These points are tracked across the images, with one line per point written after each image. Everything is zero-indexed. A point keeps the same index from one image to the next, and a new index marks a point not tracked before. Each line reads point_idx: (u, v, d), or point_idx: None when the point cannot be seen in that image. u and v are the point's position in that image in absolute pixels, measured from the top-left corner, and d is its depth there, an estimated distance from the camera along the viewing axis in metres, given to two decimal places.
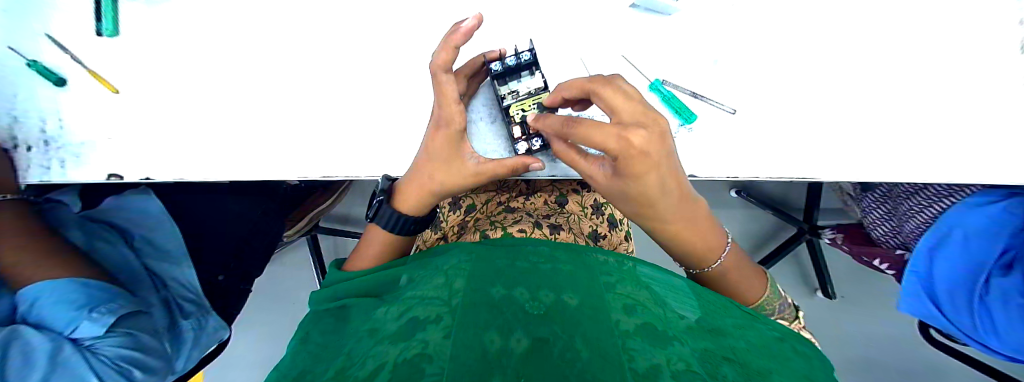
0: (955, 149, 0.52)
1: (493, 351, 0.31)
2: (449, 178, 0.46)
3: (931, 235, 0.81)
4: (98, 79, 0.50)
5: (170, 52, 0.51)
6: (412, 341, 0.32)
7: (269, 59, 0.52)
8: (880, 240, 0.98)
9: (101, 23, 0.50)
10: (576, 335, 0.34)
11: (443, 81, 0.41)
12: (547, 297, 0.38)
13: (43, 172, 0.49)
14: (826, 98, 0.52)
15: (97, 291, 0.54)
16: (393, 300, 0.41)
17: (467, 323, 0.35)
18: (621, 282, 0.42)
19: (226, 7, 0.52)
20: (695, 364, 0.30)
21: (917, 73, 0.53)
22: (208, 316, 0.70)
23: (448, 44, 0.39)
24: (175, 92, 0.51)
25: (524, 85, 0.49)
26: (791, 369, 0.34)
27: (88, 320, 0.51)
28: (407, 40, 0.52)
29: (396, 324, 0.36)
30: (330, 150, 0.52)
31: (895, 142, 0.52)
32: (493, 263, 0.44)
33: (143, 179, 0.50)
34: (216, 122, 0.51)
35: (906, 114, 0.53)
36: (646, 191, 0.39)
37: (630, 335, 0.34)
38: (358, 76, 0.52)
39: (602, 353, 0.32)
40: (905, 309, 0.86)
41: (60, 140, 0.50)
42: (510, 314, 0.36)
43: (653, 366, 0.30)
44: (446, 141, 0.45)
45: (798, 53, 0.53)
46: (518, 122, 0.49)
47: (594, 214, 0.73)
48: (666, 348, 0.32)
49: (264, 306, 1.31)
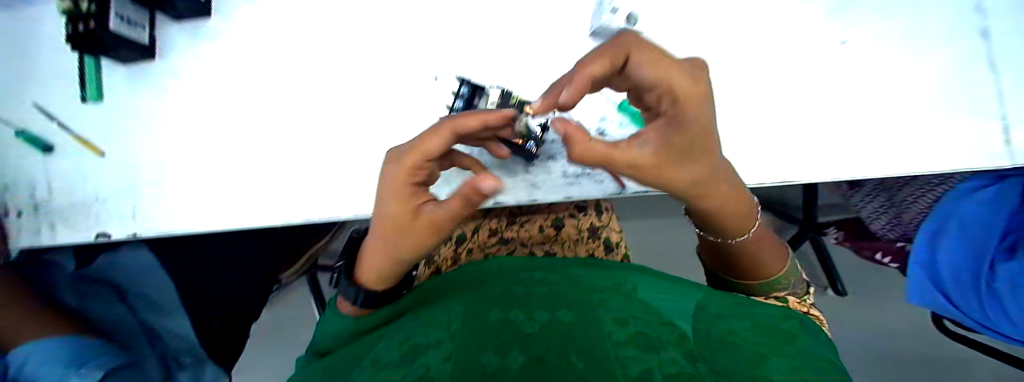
0: (898, 148, 0.56)
1: (493, 370, 0.33)
2: (398, 247, 0.47)
3: (927, 225, 0.79)
4: (84, 144, 0.52)
5: (153, 111, 0.53)
6: (417, 364, 0.35)
7: (252, 111, 0.54)
8: (879, 233, 0.96)
9: (86, 90, 0.53)
10: (570, 348, 0.37)
11: (414, 157, 0.43)
12: (542, 316, 0.42)
13: (34, 236, 0.51)
14: (779, 111, 0.56)
15: (83, 348, 0.60)
16: (395, 332, 0.43)
17: (467, 345, 0.38)
18: (612, 298, 0.47)
19: (207, 64, 0.54)
20: (682, 363, 0.34)
21: (873, 74, 0.55)
22: (205, 366, 0.72)
23: (455, 123, 0.42)
24: (157, 150, 0.53)
25: (490, 106, 0.51)
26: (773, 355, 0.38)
27: (77, 375, 0.57)
28: (382, 85, 0.54)
29: (396, 356, 0.38)
30: (313, 192, 0.53)
31: (863, 137, 0.55)
32: (486, 281, 0.51)
33: (129, 234, 0.52)
34: (202, 176, 0.53)
35: (865, 114, 0.56)
36: (713, 198, 0.45)
37: (621, 345, 0.37)
38: (337, 121, 0.54)
39: (595, 362, 0.34)
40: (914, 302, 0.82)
41: (50, 204, 0.51)
42: (506, 335, 0.39)
43: (644, 370, 0.33)
44: (395, 200, 0.44)
45: (759, 68, 0.57)
46: (508, 132, 0.51)
47: (591, 237, 0.73)
48: (657, 353, 0.36)
49: (266, 347, 1.29)
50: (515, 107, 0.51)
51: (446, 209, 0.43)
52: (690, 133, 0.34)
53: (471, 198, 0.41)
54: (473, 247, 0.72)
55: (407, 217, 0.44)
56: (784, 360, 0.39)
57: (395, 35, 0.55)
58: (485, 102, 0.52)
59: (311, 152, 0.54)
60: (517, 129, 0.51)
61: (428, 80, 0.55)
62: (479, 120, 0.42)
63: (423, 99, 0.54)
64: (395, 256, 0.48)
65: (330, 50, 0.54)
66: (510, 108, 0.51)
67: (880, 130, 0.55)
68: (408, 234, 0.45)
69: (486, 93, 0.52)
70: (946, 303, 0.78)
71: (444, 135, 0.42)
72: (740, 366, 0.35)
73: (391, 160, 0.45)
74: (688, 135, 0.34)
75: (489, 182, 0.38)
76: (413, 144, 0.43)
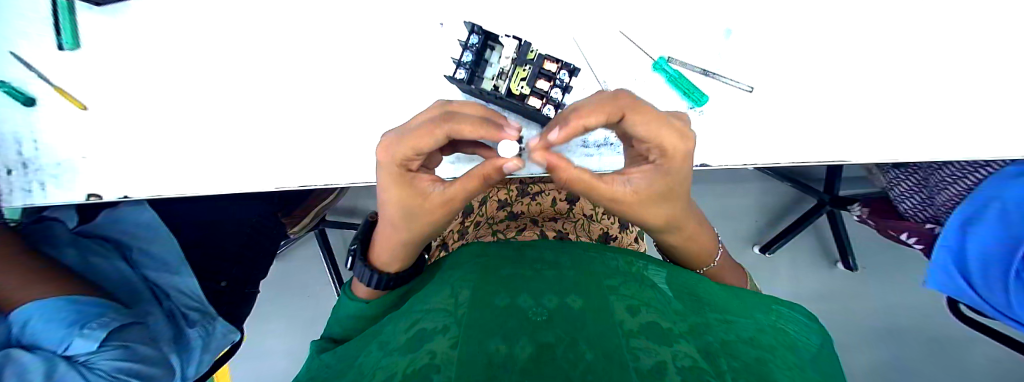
0: (939, 129, 0.52)
1: (499, 358, 0.31)
2: (406, 233, 0.45)
3: (962, 212, 0.77)
4: (65, 97, 0.48)
5: (136, 64, 0.49)
6: (419, 352, 0.33)
7: (246, 67, 0.49)
8: (907, 214, 0.91)
9: (61, 37, 0.47)
10: (579, 337, 0.34)
11: (403, 150, 0.37)
12: (550, 303, 0.40)
13: (26, 195, 0.48)
14: (819, 84, 0.51)
15: (86, 305, 0.56)
16: (399, 317, 0.42)
17: (474, 331, 0.36)
18: (625, 284, 0.45)
19: (193, 12, 0.49)
20: (697, 357, 0.32)
21: (919, 52, 0.51)
22: (214, 322, 0.73)
23: (453, 124, 0.36)
24: (147, 106, 0.49)
25: (503, 61, 0.46)
26: (783, 357, 0.36)
27: (80, 336, 0.53)
28: (385, 43, 0.50)
29: (403, 341, 0.36)
30: (312, 157, 0.51)
31: (905, 120, 0.52)
32: (491, 263, 0.50)
33: (121, 197, 0.49)
34: (198, 136, 0.50)
35: (914, 93, 0.52)
36: (685, 231, 0.50)
37: (633, 334, 0.35)
38: (337, 81, 0.50)
39: (606, 353, 0.32)
40: (933, 285, 0.83)
41: (37, 161, 0.48)
42: (514, 322, 0.37)
43: (657, 364, 0.30)
44: (395, 188, 0.40)
45: (803, 36, 0.52)
46: (521, 95, 0.47)
47: (606, 214, 0.70)
48: (671, 345, 0.33)
49: (277, 299, 1.33)
50: (533, 65, 0.46)
51: (459, 193, 0.39)
52: (673, 179, 0.38)
53: (488, 176, 0.39)
54: (480, 219, 0.69)
55: (415, 201, 0.41)
56: (798, 364, 0.36)
57: None
58: (497, 55, 0.48)
59: (310, 114, 0.50)
60: (533, 90, 0.47)
61: (440, 39, 0.50)
62: (478, 130, 0.36)
63: (430, 61, 0.51)
64: (406, 241, 0.47)
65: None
66: (527, 66, 0.46)
67: (925, 112, 0.52)
68: (418, 221, 0.43)
69: (499, 45, 0.48)
70: (965, 289, 0.79)
71: (438, 135, 0.36)
72: (754, 363, 0.33)
73: (382, 147, 0.38)
74: (677, 175, 0.38)
75: (512, 162, 0.37)
76: (396, 140, 0.37)
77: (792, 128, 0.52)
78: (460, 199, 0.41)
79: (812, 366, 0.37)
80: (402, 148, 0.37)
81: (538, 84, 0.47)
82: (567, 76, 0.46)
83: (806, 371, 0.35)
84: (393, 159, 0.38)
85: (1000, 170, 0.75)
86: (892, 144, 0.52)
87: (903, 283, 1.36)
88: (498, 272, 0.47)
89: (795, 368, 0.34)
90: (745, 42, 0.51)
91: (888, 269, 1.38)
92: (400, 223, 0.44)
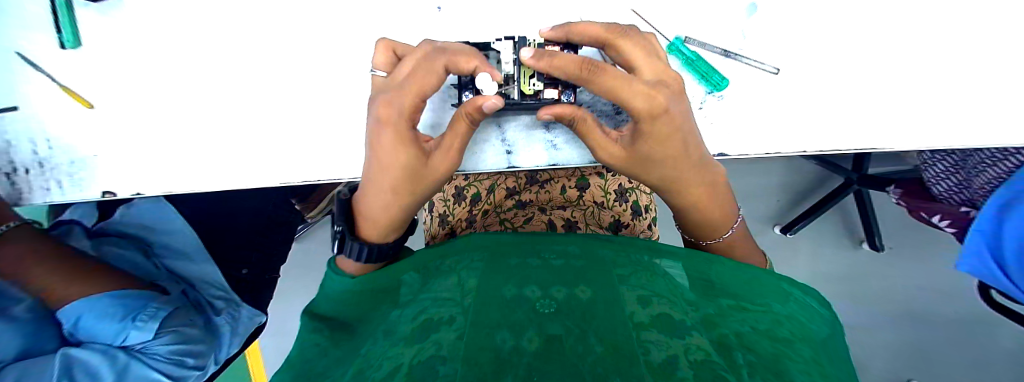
0: (985, 113, 0.47)
1: (506, 351, 0.30)
2: (410, 198, 0.44)
3: (997, 197, 0.72)
4: (71, 95, 0.48)
5: (138, 60, 0.48)
6: (425, 342, 0.33)
7: (248, 62, 0.49)
8: (940, 196, 0.85)
9: (61, 35, 0.47)
10: (588, 330, 0.34)
11: (409, 99, 0.38)
12: (558, 293, 0.39)
13: (45, 193, 0.49)
14: (853, 65, 0.47)
15: (131, 299, 0.60)
16: (405, 305, 0.42)
17: (479, 323, 0.35)
18: (635, 274, 0.43)
19: (194, 4, 0.48)
20: (710, 350, 0.31)
21: (967, 26, 0.47)
22: (240, 310, 0.75)
23: (446, 56, 0.37)
24: (151, 102, 0.49)
25: (505, 67, 0.43)
26: (804, 351, 0.34)
27: (137, 328, 0.58)
28: (385, 32, 0.48)
29: (409, 330, 0.36)
30: (316, 152, 0.50)
31: (947, 104, 0.47)
32: (496, 250, 0.49)
33: (135, 193, 0.50)
34: (204, 132, 0.50)
35: (959, 74, 0.47)
36: (707, 203, 0.45)
37: (644, 327, 0.34)
38: (340, 74, 0.49)
39: (615, 346, 0.31)
40: (963, 267, 0.80)
41: (53, 161, 0.49)
42: (521, 314, 0.36)
43: (668, 358, 0.29)
44: (397, 149, 0.40)
45: (839, 10, 0.47)
46: (533, 93, 0.44)
47: (618, 201, 0.68)
48: (682, 338, 0.32)
49: (298, 279, 1.39)
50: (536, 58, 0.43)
51: (455, 140, 0.41)
52: (673, 134, 0.35)
53: (472, 117, 0.39)
54: (489, 208, 0.69)
55: (417, 161, 0.41)
56: (818, 358, 0.34)
57: None
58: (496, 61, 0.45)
59: (313, 107, 0.49)
60: (546, 82, 0.44)
61: (442, 25, 0.48)
62: (470, 61, 0.38)
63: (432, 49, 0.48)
64: (400, 204, 0.45)
65: None
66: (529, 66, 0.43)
67: (971, 95, 0.47)
68: (416, 182, 0.43)
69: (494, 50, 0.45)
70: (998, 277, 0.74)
71: (438, 69, 0.37)
72: (771, 359, 0.32)
73: (379, 105, 0.39)
74: (678, 132, 0.35)
75: (493, 99, 0.37)
76: (399, 91, 0.38)
77: (821, 114, 0.48)
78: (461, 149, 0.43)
79: (834, 362, 0.35)
80: (405, 95, 0.38)
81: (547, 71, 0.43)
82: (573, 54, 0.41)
83: (825, 366, 0.33)
84: (401, 111, 0.38)
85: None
86: (932, 131, 0.48)
87: (931, 265, 1.31)
88: (504, 261, 0.47)
89: (816, 363, 0.33)
90: (772, 18, 0.47)
91: (913, 249, 1.33)
92: (403, 189, 0.43)
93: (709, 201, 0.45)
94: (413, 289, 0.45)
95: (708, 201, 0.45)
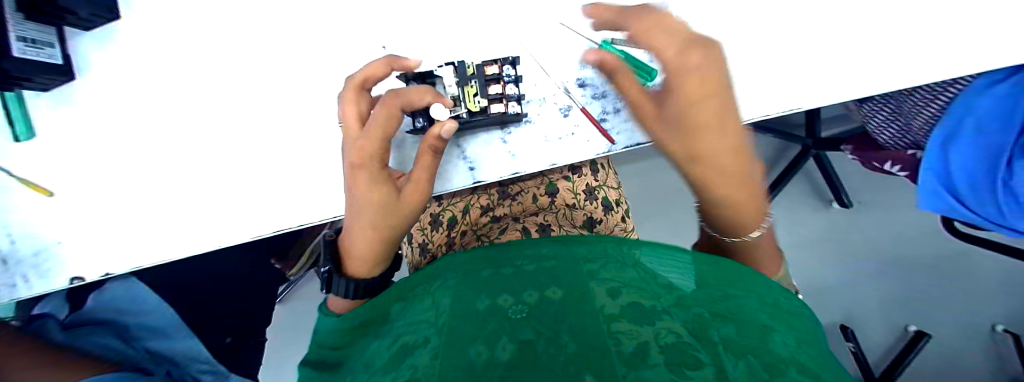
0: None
1: (482, 364, 0.32)
2: (389, 235, 0.46)
3: (938, 132, 0.78)
4: (28, 185, 0.48)
5: (97, 140, 0.49)
6: (401, 369, 0.33)
7: (209, 124, 0.50)
8: (887, 145, 0.92)
9: (13, 128, 0.47)
10: (561, 330, 0.36)
11: (371, 140, 0.42)
12: (530, 297, 0.40)
13: (9, 289, 0.48)
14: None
15: None
16: (383, 334, 0.43)
17: (455, 340, 0.36)
18: (606, 264, 0.42)
19: (145, 76, 0.49)
20: (681, 333, 0.33)
21: None
22: (228, 378, 0.75)
23: (400, 99, 0.40)
24: (111, 180, 0.49)
25: (450, 89, 0.47)
26: (779, 317, 0.37)
27: None
28: (340, 75, 0.51)
29: (387, 358, 0.37)
30: (288, 200, 0.51)
31: None
32: (466, 264, 0.50)
33: (103, 274, 0.49)
34: (169, 200, 0.50)
35: None
36: (747, 213, 0.42)
37: (615, 318, 0.36)
38: (300, 121, 0.51)
39: (588, 342, 0.33)
40: (926, 207, 0.85)
41: (15, 255, 0.48)
42: (496, 323, 0.37)
43: (638, 347, 0.31)
44: (367, 186, 0.44)
45: None
46: (480, 109, 0.48)
47: (587, 200, 0.71)
48: (654, 324, 0.34)
49: (287, 342, 1.33)
50: (477, 78, 0.47)
51: (422, 174, 0.46)
52: (696, 99, 0.37)
53: (434, 146, 0.44)
54: (464, 228, 0.70)
55: (388, 196, 0.44)
56: (780, 316, 0.37)
57: (348, 18, 0.51)
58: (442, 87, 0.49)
59: (278, 160, 0.51)
60: (491, 98, 0.47)
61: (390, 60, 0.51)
62: (422, 94, 0.41)
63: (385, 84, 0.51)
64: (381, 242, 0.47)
65: (278, 43, 0.50)
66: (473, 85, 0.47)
67: None
68: (390, 215, 0.45)
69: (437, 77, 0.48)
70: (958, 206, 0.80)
71: (394, 114, 0.41)
72: (744, 337, 0.33)
73: (351, 150, 0.43)
74: (714, 101, 0.37)
75: (448, 124, 0.42)
76: (365, 138, 0.42)
77: None
78: (429, 179, 0.46)
79: (803, 328, 0.37)
80: (367, 136, 0.42)
81: (489, 87, 0.47)
82: (511, 68, 0.47)
83: (797, 335, 0.34)
84: (367, 151, 0.43)
85: (970, 86, 0.74)
86: None
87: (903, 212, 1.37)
88: (477, 272, 0.48)
89: (789, 330, 0.35)
90: None
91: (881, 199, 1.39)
92: (382, 225, 0.45)
93: (749, 210, 0.42)
94: (390, 314, 0.45)
95: (749, 210, 0.42)
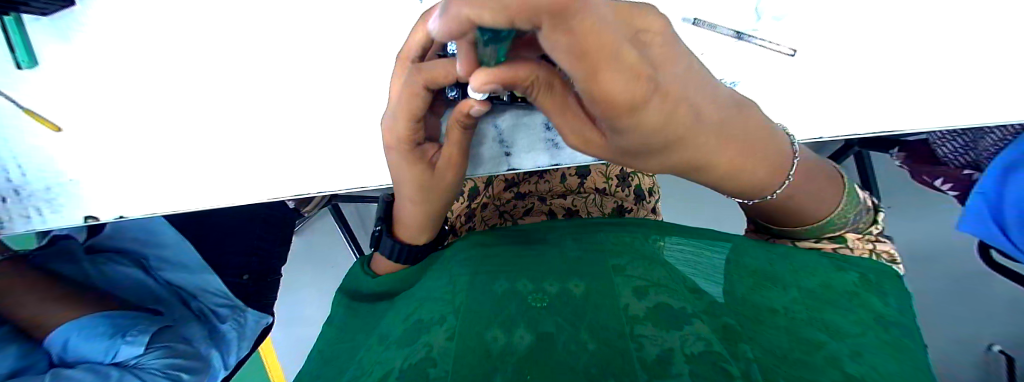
0: (984, 90, 0.47)
1: (497, 350, 0.30)
2: (429, 207, 0.46)
3: (1004, 156, 0.70)
4: (34, 117, 0.45)
5: (102, 77, 0.45)
6: (416, 344, 0.32)
7: (224, 74, 0.46)
8: (944, 159, 0.85)
9: (14, 54, 0.43)
10: (581, 326, 0.32)
11: (403, 120, 0.38)
12: (550, 287, 0.38)
13: (26, 222, 0.48)
14: (850, 48, 0.47)
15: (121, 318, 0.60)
16: (400, 306, 0.42)
17: (469, 322, 0.34)
18: (633, 262, 0.41)
19: (154, 9, 0.44)
20: (711, 340, 0.30)
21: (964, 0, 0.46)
22: (244, 314, 0.78)
23: (421, 76, 0.34)
24: (119, 120, 0.46)
25: None
26: (829, 330, 0.33)
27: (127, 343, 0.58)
28: (369, 34, 0.46)
29: (401, 331, 0.36)
30: (305, 163, 0.48)
31: (946, 80, 0.47)
32: (492, 249, 0.47)
33: (116, 217, 0.48)
34: (182, 149, 0.47)
35: (958, 49, 0.47)
36: (805, 197, 0.44)
37: (639, 320, 0.32)
38: (321, 79, 0.46)
39: (608, 342, 0.30)
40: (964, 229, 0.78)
41: (28, 187, 0.47)
42: (513, 309, 0.35)
43: (663, 353, 0.28)
44: (407, 165, 0.41)
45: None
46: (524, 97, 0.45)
47: (621, 187, 0.66)
48: (681, 329, 0.31)
49: (300, 274, 1.39)
50: None
51: (453, 147, 0.40)
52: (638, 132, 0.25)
53: (463, 123, 0.37)
54: (486, 201, 0.67)
55: (425, 173, 0.42)
56: (831, 327, 0.34)
57: None
58: None
59: (297, 120, 0.47)
60: None
61: None
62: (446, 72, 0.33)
63: None
64: (427, 211, 0.46)
65: None
66: None
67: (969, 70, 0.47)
68: (429, 191, 0.43)
69: None
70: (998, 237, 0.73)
71: (418, 92, 0.35)
72: (779, 350, 0.30)
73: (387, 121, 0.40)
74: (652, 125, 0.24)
75: (476, 104, 0.34)
76: (393, 118, 0.39)
77: (820, 98, 0.47)
78: (462, 154, 0.41)
79: (859, 338, 0.34)
80: (402, 111, 0.37)
81: None
82: None
83: (862, 353, 0.30)
84: (402, 131, 0.39)
85: None
86: (933, 109, 0.47)
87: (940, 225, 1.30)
88: (498, 253, 0.46)
89: (838, 338, 0.32)
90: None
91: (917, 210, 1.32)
92: (423, 199, 0.45)
93: (810, 198, 0.44)
94: (408, 289, 0.44)
95: (810, 197, 0.44)
